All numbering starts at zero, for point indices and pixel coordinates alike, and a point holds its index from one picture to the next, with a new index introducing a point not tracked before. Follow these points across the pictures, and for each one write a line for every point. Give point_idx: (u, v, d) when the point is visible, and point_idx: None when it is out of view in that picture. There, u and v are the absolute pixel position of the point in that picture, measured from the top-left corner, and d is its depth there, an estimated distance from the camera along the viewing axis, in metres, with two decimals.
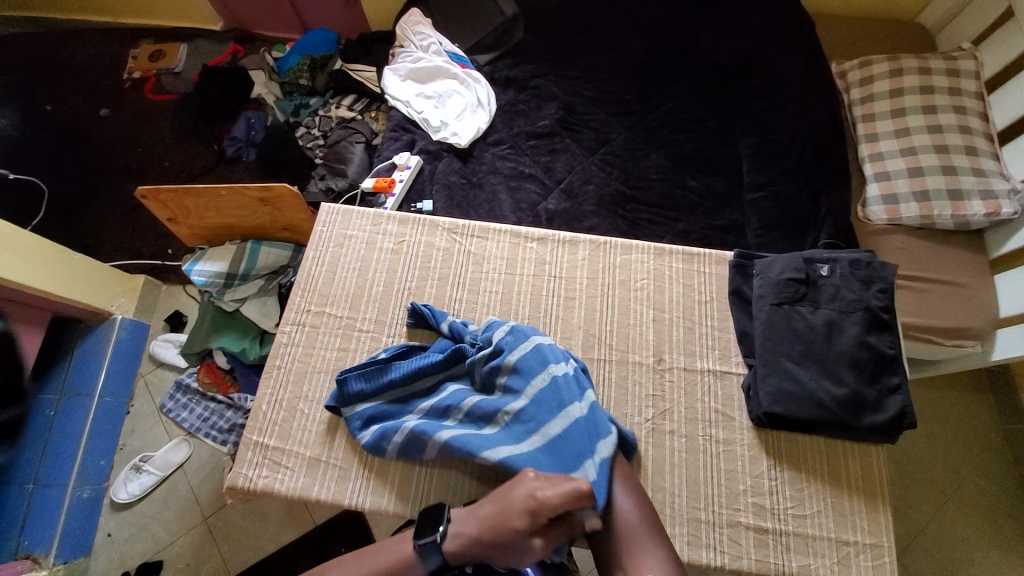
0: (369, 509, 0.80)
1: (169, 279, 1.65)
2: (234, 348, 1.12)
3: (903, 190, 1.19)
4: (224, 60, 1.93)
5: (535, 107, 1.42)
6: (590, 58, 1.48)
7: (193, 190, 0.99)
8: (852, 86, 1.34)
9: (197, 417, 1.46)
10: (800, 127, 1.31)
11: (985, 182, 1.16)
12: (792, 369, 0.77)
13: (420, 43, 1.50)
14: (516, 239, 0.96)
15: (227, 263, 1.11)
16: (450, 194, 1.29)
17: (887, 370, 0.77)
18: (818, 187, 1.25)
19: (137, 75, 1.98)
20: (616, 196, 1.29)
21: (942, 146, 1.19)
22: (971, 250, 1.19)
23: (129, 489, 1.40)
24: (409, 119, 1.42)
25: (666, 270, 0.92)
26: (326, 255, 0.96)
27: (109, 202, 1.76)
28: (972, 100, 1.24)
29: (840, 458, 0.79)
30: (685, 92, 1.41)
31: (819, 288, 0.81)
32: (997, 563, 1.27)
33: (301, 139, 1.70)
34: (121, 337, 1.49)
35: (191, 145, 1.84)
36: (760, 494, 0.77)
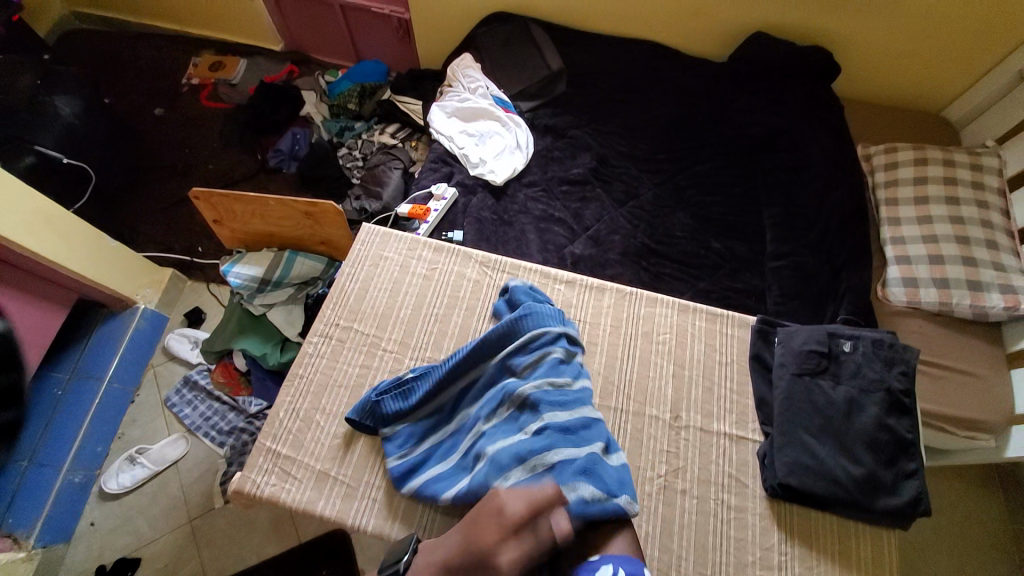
0: (371, 532, 0.79)
1: (195, 275, 1.69)
2: (255, 352, 1.14)
3: (923, 276, 1.21)
4: (280, 78, 2.05)
5: (570, 155, 1.49)
6: (626, 116, 1.55)
7: (243, 196, 1.04)
8: (877, 170, 1.39)
9: (199, 415, 1.46)
10: (825, 203, 1.35)
11: (1005, 277, 1.18)
12: (810, 442, 0.77)
13: (469, 84, 1.58)
14: (544, 279, 0.98)
15: (264, 268, 1.15)
16: (481, 228, 1.33)
17: (904, 455, 0.76)
18: (840, 263, 1.27)
19: (195, 82, 2.09)
20: (641, 248, 1.32)
21: (964, 238, 1.22)
22: (990, 342, 1.19)
23: (120, 480, 1.38)
24: (450, 153, 1.49)
25: (688, 327, 0.93)
26: (360, 273, 1.00)
27: (151, 196, 1.82)
28: (994, 196, 1.28)
29: (852, 540, 0.77)
30: (715, 158, 1.47)
31: (840, 363, 0.82)
32: None
33: (342, 158, 1.79)
34: (141, 326, 1.52)
35: (236, 152, 1.93)
36: (768, 567, 0.75)
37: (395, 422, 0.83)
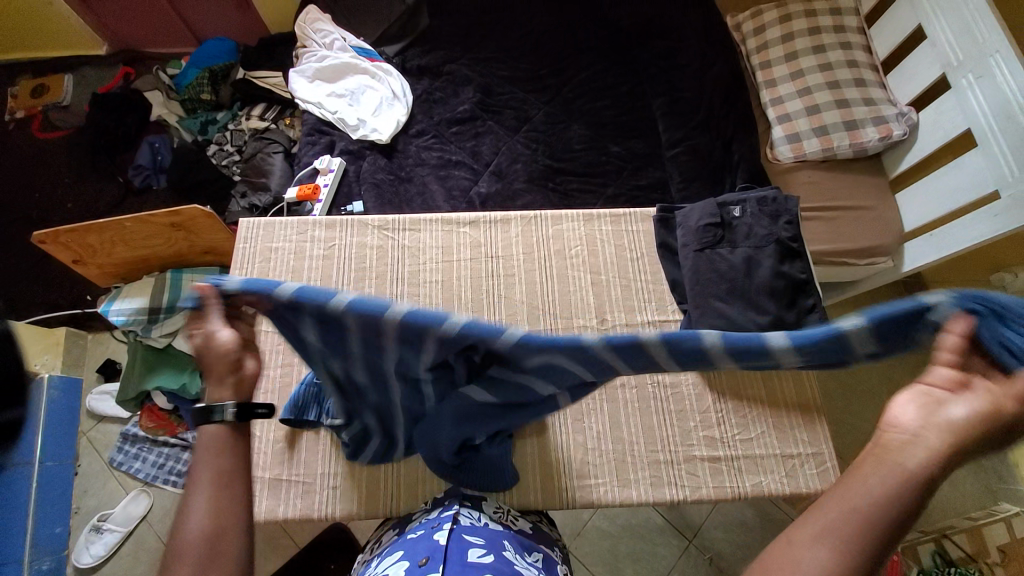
0: (341, 514, 0.81)
1: (96, 326, 1.52)
2: (173, 385, 1.06)
3: (803, 128, 1.27)
4: (115, 85, 1.77)
5: (451, 93, 1.41)
6: (498, 37, 1.48)
7: (94, 225, 0.94)
8: (748, 37, 1.41)
9: (151, 465, 1.37)
10: (706, 80, 1.38)
11: (875, 110, 1.26)
12: (721, 308, 0.82)
13: (323, 41, 1.45)
14: (447, 226, 0.96)
15: (147, 298, 1.06)
16: (380, 192, 1.26)
17: (803, 294, 0.83)
18: (729, 136, 1.31)
19: (20, 115, 1.78)
20: (545, 170, 1.31)
21: (833, 82, 1.29)
22: (872, 174, 1.29)
23: (93, 552, 1.31)
24: (324, 121, 1.37)
25: (597, 234, 0.95)
26: (253, 272, 0.93)
27: (8, 255, 1.58)
28: (853, 36, 1.34)
29: (776, 379, 0.85)
30: (596, 61, 1.44)
31: (735, 229, 0.87)
32: None
33: (214, 157, 1.60)
34: (53, 396, 1.37)
35: (93, 181, 1.69)
36: (709, 427, 0.82)
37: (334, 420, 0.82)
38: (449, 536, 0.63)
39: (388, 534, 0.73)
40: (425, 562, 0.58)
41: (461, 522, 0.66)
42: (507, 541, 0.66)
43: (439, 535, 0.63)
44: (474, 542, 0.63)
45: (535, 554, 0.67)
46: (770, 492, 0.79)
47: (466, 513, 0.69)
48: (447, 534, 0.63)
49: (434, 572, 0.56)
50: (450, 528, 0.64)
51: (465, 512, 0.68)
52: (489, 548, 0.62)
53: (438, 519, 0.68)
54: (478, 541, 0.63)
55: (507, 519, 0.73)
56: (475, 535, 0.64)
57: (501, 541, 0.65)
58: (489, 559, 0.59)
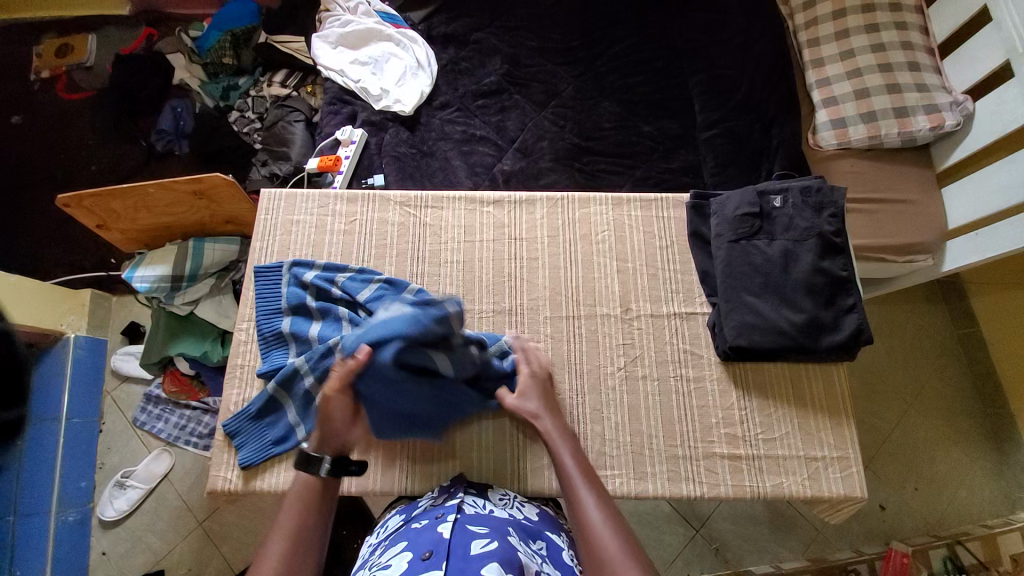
0: (355, 491, 0.82)
1: (120, 289, 1.54)
2: (194, 352, 1.09)
3: (850, 113, 1.20)
4: (138, 46, 1.75)
5: (478, 63, 1.35)
6: (529, 5, 1.41)
7: (119, 191, 0.93)
8: (796, 12, 1.32)
9: (173, 426, 1.41)
10: (747, 59, 1.30)
11: (929, 97, 1.17)
12: (753, 302, 0.79)
13: (347, 5, 1.39)
14: (470, 205, 0.93)
15: (169, 265, 1.06)
16: (401, 166, 1.23)
17: (842, 292, 0.79)
18: (769, 119, 1.24)
19: (44, 74, 1.78)
20: (572, 149, 1.26)
21: (886, 65, 1.20)
22: (919, 166, 1.22)
23: (116, 506, 1.36)
24: (347, 90, 1.33)
25: (625, 219, 0.91)
26: (273, 244, 0.92)
27: (36, 215, 1.60)
28: (912, 14, 1.25)
29: (804, 379, 0.82)
30: (631, 33, 1.36)
31: (774, 220, 0.82)
32: (958, 456, 1.39)
33: (235, 123, 1.58)
34: (79, 356, 1.41)
35: (116, 144, 1.69)
36: (731, 424, 0.80)
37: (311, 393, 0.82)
38: (453, 528, 0.63)
39: (392, 521, 0.74)
40: (428, 556, 0.58)
41: (463, 514, 0.67)
42: (511, 528, 0.66)
43: (443, 527, 0.63)
44: (478, 532, 0.63)
45: (538, 541, 0.67)
46: (789, 494, 0.78)
47: (470, 501, 0.72)
48: (451, 525, 0.63)
49: (435, 568, 0.55)
50: (452, 519, 0.65)
51: (470, 504, 0.70)
52: (493, 535, 0.62)
53: (442, 509, 0.69)
54: (481, 530, 0.63)
55: (512, 505, 0.75)
56: (479, 525, 0.64)
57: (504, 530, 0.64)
58: (493, 547, 0.58)
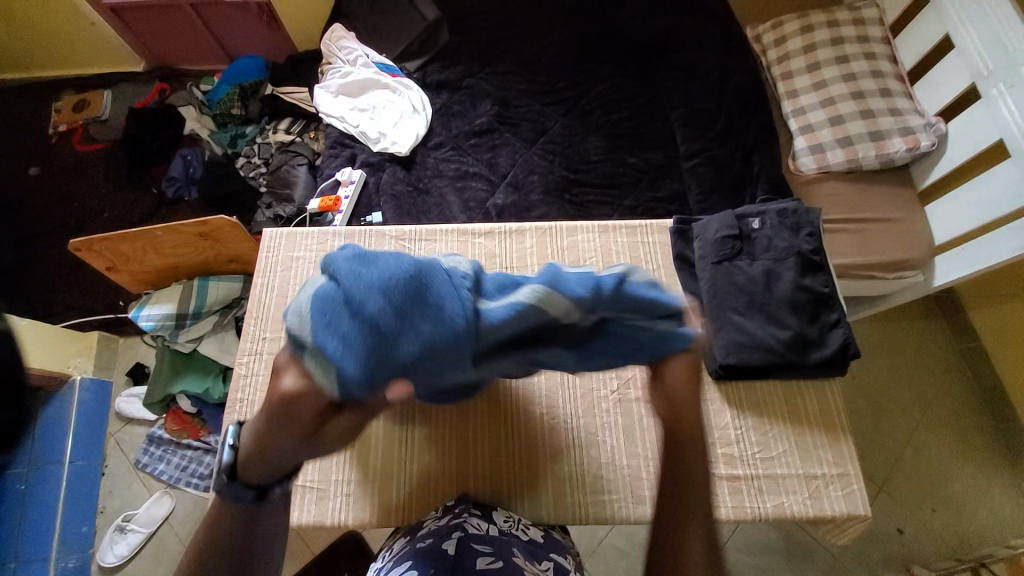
0: (350, 521, 0.81)
1: (127, 331, 1.57)
2: (197, 389, 1.11)
3: (827, 138, 1.25)
4: (151, 100, 1.86)
5: (470, 106, 1.43)
6: (516, 52, 1.50)
7: (129, 234, 0.98)
8: (768, 48, 1.40)
9: (174, 467, 1.41)
10: (724, 92, 1.37)
11: (902, 120, 1.23)
12: (739, 321, 0.82)
13: (347, 58, 1.50)
14: (463, 237, 0.97)
15: (175, 303, 1.10)
16: (399, 203, 1.29)
17: (825, 308, 0.82)
18: (750, 147, 1.30)
19: (62, 128, 1.88)
20: (562, 182, 1.31)
21: (858, 92, 1.26)
22: (899, 185, 1.26)
23: (117, 551, 1.34)
24: (347, 134, 1.41)
25: (613, 245, 0.94)
26: (274, 280, 0.96)
27: (48, 262, 1.66)
28: (878, 45, 1.32)
29: (798, 397, 0.83)
30: (613, 73, 1.44)
31: (754, 241, 0.86)
32: (972, 474, 1.36)
33: (242, 169, 1.66)
34: (84, 399, 1.43)
35: (128, 193, 1.77)
36: (728, 444, 0.80)
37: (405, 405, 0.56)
38: (458, 546, 0.64)
39: (396, 543, 0.73)
40: None
41: (468, 532, 0.68)
42: (515, 548, 0.67)
43: (448, 546, 0.64)
44: (483, 552, 0.64)
45: (542, 561, 0.67)
46: (791, 514, 0.77)
47: (475, 523, 0.71)
48: (456, 543, 0.64)
49: None
50: (456, 537, 0.66)
51: (473, 523, 0.70)
52: (497, 556, 0.63)
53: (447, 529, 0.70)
54: (486, 549, 0.64)
55: (518, 529, 0.73)
56: (483, 543, 0.65)
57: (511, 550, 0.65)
58: None
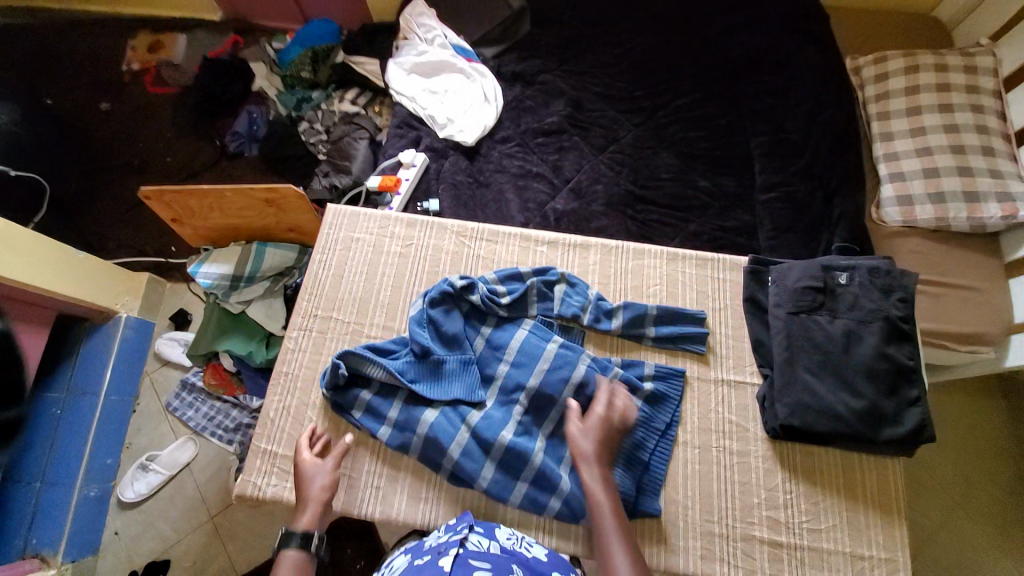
0: (378, 517, 0.81)
1: (175, 277, 1.61)
2: (241, 351, 1.12)
3: (918, 191, 1.16)
4: (225, 52, 1.88)
5: (542, 103, 1.39)
6: (597, 52, 1.45)
7: (201, 191, 0.98)
8: (866, 83, 1.30)
9: (202, 416, 1.44)
10: (812, 125, 1.29)
11: (1001, 184, 1.13)
12: (809, 380, 0.77)
13: (425, 36, 1.47)
14: (526, 243, 0.96)
15: (233, 264, 1.11)
16: (457, 193, 1.26)
17: (905, 383, 0.76)
18: (832, 188, 1.22)
19: (137, 68, 1.92)
20: (626, 196, 1.26)
21: (959, 146, 1.16)
22: (990, 252, 1.16)
23: (136, 488, 1.39)
24: (414, 115, 1.39)
25: (680, 276, 0.91)
26: (331, 258, 0.95)
27: (110, 197, 1.71)
28: (988, 99, 1.21)
29: (857, 471, 0.78)
30: (695, 89, 1.38)
31: (837, 297, 0.81)
32: (1009, 569, 1.27)
33: (304, 134, 1.65)
34: (126, 336, 1.46)
35: (192, 141, 1.80)
36: (774, 507, 0.77)
37: (437, 427, 0.80)
38: (454, 561, 0.61)
39: (398, 561, 0.72)
40: None
41: (465, 548, 0.65)
42: (514, 569, 0.63)
43: (444, 560, 0.61)
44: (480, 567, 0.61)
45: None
46: None
47: (475, 540, 0.69)
48: (452, 559, 0.61)
49: None
50: (453, 553, 0.63)
51: (473, 541, 0.67)
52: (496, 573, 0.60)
53: (445, 546, 0.67)
54: (483, 565, 0.61)
55: (520, 546, 0.72)
56: (481, 560, 0.62)
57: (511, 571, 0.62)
58: None
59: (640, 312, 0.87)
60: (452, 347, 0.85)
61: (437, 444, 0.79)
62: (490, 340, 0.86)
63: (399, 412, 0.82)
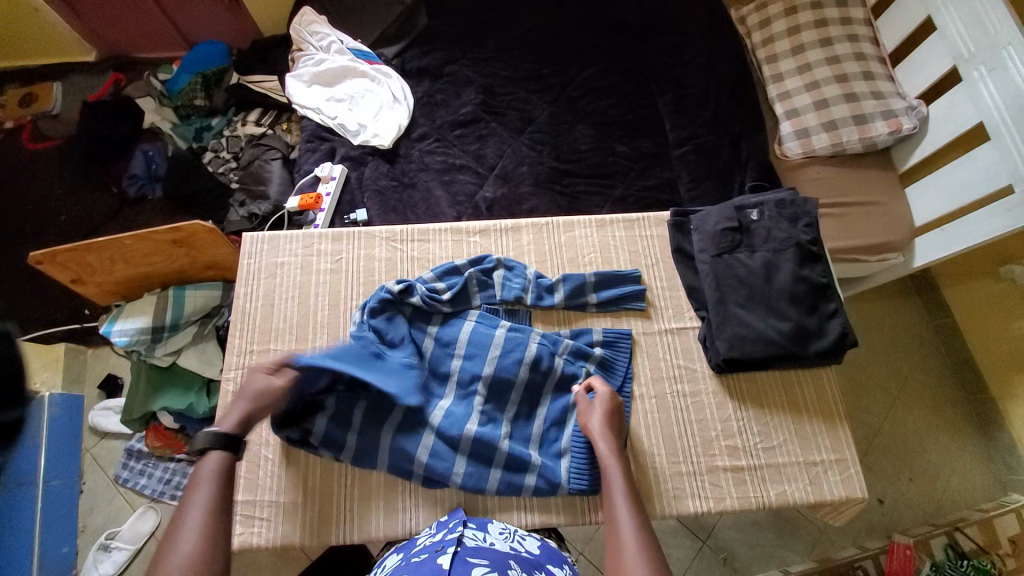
0: (358, 539, 0.80)
1: (95, 341, 1.48)
2: (180, 405, 1.05)
3: (812, 123, 1.26)
4: (106, 92, 1.71)
5: (453, 94, 1.38)
6: (498, 36, 1.45)
7: (93, 245, 0.91)
8: (753, 31, 1.39)
9: (157, 481, 1.35)
10: (711, 77, 1.35)
11: (884, 103, 1.24)
12: (740, 314, 0.83)
13: (320, 44, 1.41)
14: (457, 236, 0.95)
15: (151, 315, 1.04)
16: (384, 199, 1.24)
17: (823, 298, 0.83)
18: (738, 132, 1.29)
19: (9, 125, 1.74)
20: (551, 173, 1.28)
21: (842, 75, 1.26)
22: (882, 168, 1.27)
23: (102, 570, 1.28)
24: (324, 127, 1.34)
25: (610, 240, 0.95)
26: (259, 288, 0.92)
27: (2, 270, 1.54)
28: (861, 27, 1.32)
29: (796, 386, 0.85)
30: (598, 58, 1.41)
31: (752, 233, 0.86)
32: (945, 444, 1.43)
33: (210, 164, 1.57)
34: (54, 415, 1.34)
35: (86, 193, 1.65)
36: (731, 436, 0.82)
37: (401, 436, 0.79)
38: (453, 560, 0.61)
39: (389, 559, 0.72)
40: None
41: (463, 547, 0.65)
42: (511, 562, 0.64)
43: (443, 560, 0.61)
44: (479, 563, 0.62)
45: (539, 573, 0.65)
46: (793, 501, 0.79)
47: (470, 535, 0.70)
48: (450, 558, 0.62)
49: None
50: (451, 552, 0.63)
51: (468, 539, 0.68)
52: (494, 568, 0.61)
53: (442, 543, 0.68)
54: (481, 562, 0.61)
55: (514, 538, 0.73)
56: (479, 556, 0.63)
57: (508, 562, 0.63)
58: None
59: (601, 279, 0.91)
60: (399, 350, 0.83)
61: (405, 449, 0.79)
62: (438, 338, 0.85)
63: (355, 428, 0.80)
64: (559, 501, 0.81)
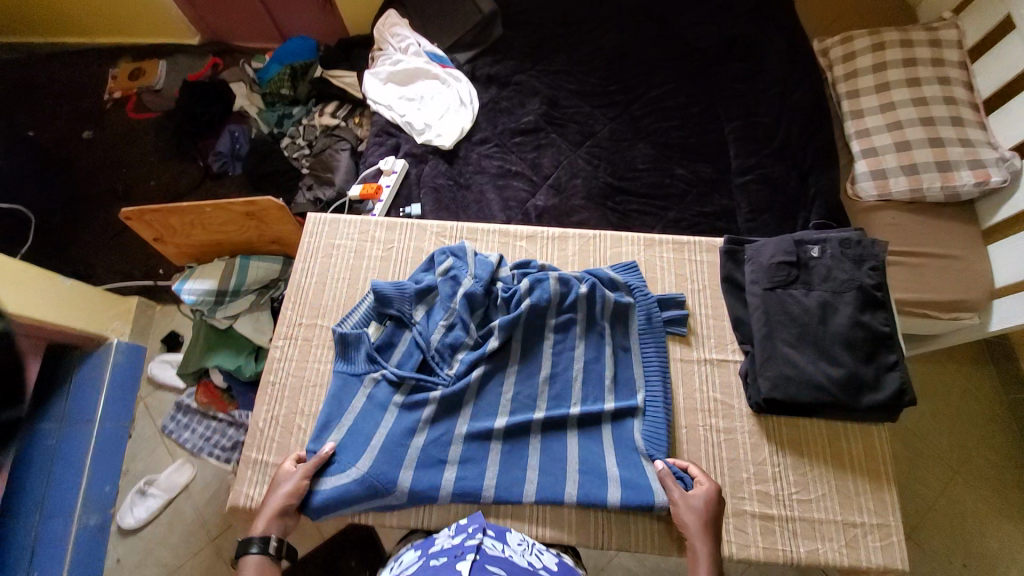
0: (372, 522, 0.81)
1: (164, 298, 1.61)
2: (230, 365, 1.13)
3: (891, 165, 1.18)
4: (204, 75, 1.89)
5: (518, 103, 1.41)
6: (569, 50, 1.47)
7: (176, 209, 1.00)
8: (835, 64, 1.32)
9: (198, 437, 1.44)
10: (784, 108, 1.31)
11: (973, 152, 1.15)
12: (788, 353, 0.80)
13: (399, 45, 1.48)
14: (504, 238, 0.99)
15: (217, 279, 1.13)
16: (439, 197, 1.28)
17: (883, 349, 0.78)
18: (807, 167, 1.24)
19: (117, 95, 1.93)
20: (605, 189, 1.28)
21: (929, 118, 1.19)
22: (963, 221, 1.18)
23: (135, 514, 1.38)
24: (392, 123, 1.41)
25: (658, 260, 0.95)
26: (314, 266, 0.97)
27: (96, 224, 1.71)
28: (954, 70, 1.24)
29: (842, 439, 0.81)
30: (667, 80, 1.40)
31: (811, 271, 0.84)
32: (1008, 533, 1.28)
33: (287, 149, 1.68)
34: (118, 361, 1.46)
35: (176, 164, 1.81)
36: (763, 481, 0.79)
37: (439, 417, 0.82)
38: (472, 568, 0.61)
39: (407, 554, 0.72)
40: None
41: (482, 553, 0.66)
42: None
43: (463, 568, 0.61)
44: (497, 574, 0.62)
45: None
46: (825, 562, 0.74)
47: (489, 543, 0.70)
48: (469, 564, 0.61)
49: None
50: (471, 559, 0.63)
51: (489, 546, 0.69)
52: None
53: (461, 548, 0.67)
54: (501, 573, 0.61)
55: (530, 552, 0.72)
56: (498, 566, 0.63)
57: None
58: None
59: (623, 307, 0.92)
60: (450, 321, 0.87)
61: (511, 480, 0.79)
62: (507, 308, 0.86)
63: (406, 414, 0.81)
64: (575, 519, 0.80)
